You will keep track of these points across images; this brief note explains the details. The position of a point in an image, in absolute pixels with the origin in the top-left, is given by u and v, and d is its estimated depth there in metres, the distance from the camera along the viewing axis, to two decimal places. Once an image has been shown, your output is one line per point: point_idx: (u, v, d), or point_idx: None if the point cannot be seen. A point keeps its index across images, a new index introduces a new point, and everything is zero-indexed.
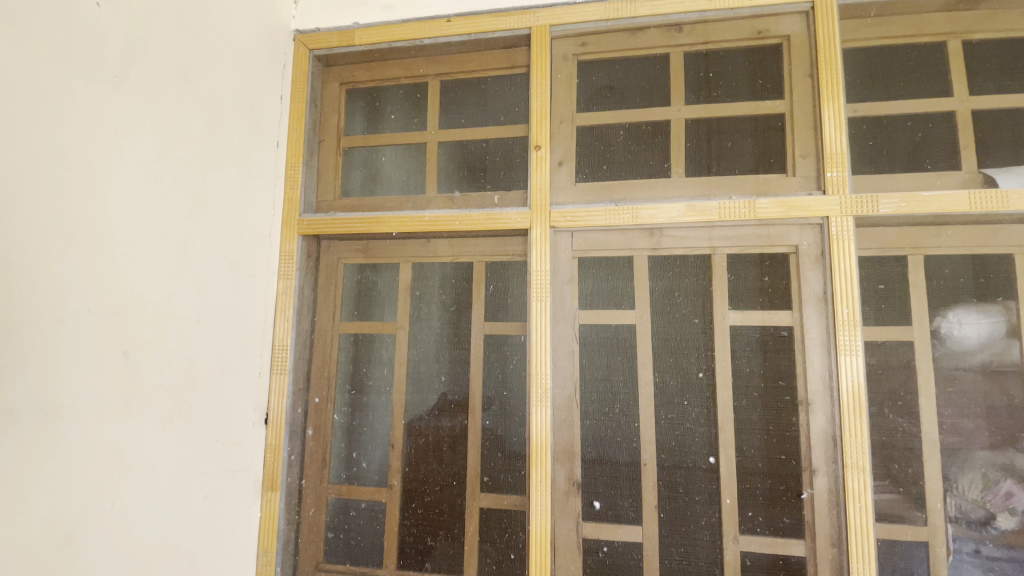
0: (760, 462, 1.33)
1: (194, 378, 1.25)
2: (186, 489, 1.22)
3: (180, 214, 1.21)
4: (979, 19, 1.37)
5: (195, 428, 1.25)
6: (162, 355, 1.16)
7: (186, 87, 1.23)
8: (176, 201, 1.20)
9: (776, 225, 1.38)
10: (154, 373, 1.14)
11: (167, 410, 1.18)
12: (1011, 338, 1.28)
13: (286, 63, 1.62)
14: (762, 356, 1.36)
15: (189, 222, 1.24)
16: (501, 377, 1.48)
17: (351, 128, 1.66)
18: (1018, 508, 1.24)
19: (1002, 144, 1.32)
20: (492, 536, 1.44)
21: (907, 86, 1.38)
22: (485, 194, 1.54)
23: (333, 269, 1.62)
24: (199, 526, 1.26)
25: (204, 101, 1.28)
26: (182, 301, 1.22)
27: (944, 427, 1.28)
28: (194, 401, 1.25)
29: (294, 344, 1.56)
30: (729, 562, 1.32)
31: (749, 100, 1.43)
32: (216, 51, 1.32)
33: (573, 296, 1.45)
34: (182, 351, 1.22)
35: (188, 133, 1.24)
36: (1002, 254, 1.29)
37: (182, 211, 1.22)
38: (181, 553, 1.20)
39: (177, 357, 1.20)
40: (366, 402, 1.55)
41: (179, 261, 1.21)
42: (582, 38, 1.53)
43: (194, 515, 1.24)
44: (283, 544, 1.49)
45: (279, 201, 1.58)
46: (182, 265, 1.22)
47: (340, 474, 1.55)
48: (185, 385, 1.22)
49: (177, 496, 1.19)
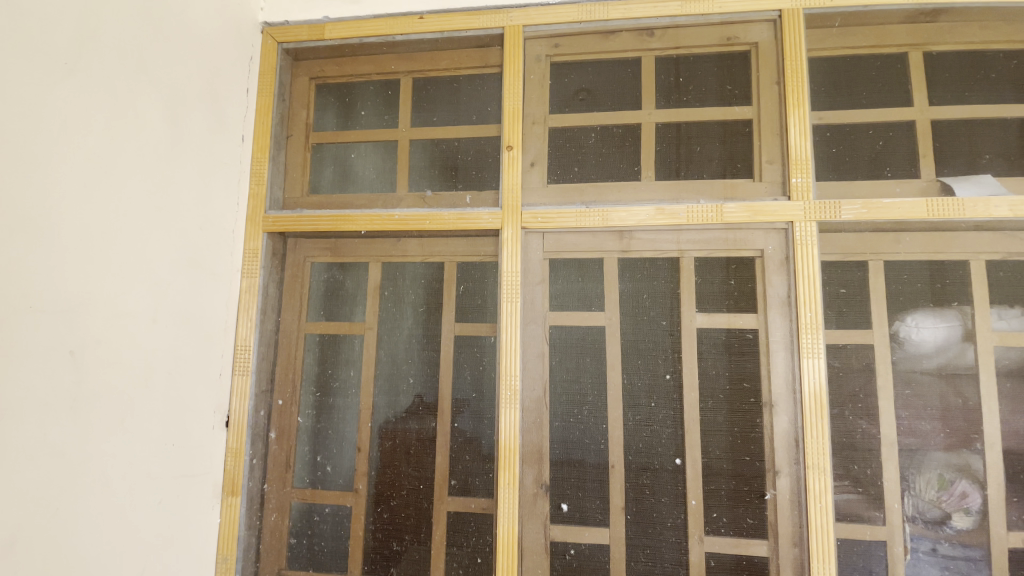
0: (724, 462, 1.35)
1: (148, 378, 1.20)
2: (136, 494, 1.17)
3: (136, 208, 1.17)
4: (938, 32, 1.42)
5: (149, 430, 1.20)
6: (113, 355, 1.12)
7: (144, 76, 1.19)
8: (131, 196, 1.16)
9: (743, 229, 1.39)
10: (105, 373, 1.10)
11: (118, 411, 1.13)
12: (966, 342, 1.31)
13: (253, 56, 1.58)
14: (727, 358, 1.37)
15: (146, 217, 1.20)
16: (470, 379, 1.47)
17: (321, 124, 1.63)
18: (972, 507, 1.28)
19: (957, 154, 1.37)
20: (458, 539, 1.42)
21: (869, 95, 1.41)
22: (456, 194, 1.52)
23: (299, 267, 1.58)
24: (151, 534, 1.21)
25: (163, 92, 1.24)
26: (137, 299, 1.18)
27: (901, 428, 1.31)
28: (148, 403, 1.21)
29: (258, 344, 1.52)
30: (694, 563, 1.33)
31: (718, 105, 1.45)
32: (178, 42, 1.29)
33: (543, 297, 1.45)
34: (135, 349, 1.17)
35: (145, 124, 1.20)
36: (957, 260, 1.33)
37: (137, 205, 1.17)
38: (132, 560, 1.15)
39: (129, 357, 1.16)
40: (333, 404, 1.52)
41: (135, 257, 1.17)
42: (555, 39, 1.53)
43: (146, 522, 1.19)
44: (243, 551, 1.45)
45: (243, 196, 1.54)
46: (138, 262, 1.17)
47: (304, 478, 1.50)
48: (139, 386, 1.18)
49: (127, 502, 1.14)
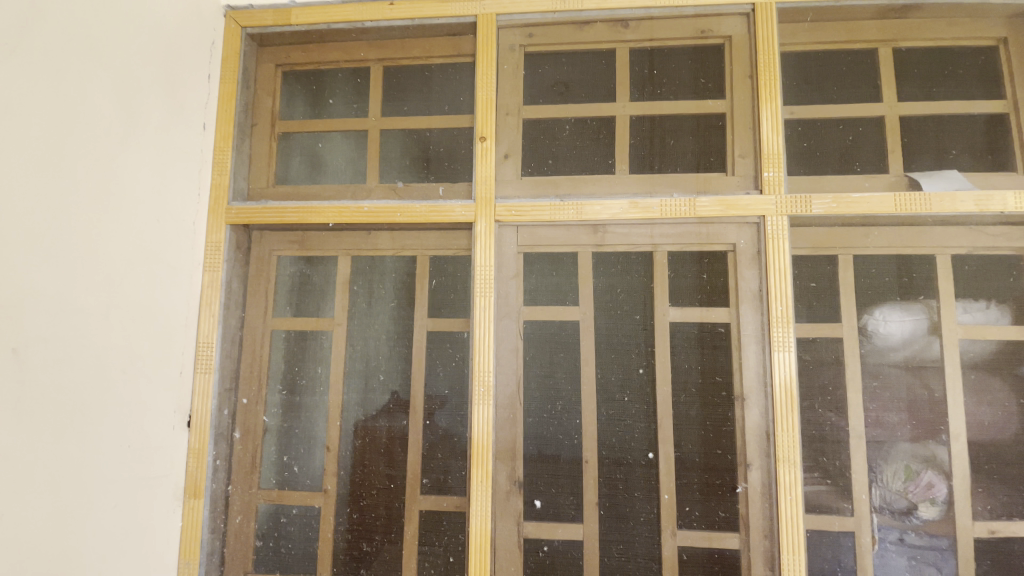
0: (696, 456, 1.35)
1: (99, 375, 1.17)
2: (88, 495, 1.13)
3: (83, 199, 1.14)
4: (907, 28, 1.43)
5: (101, 429, 1.17)
6: (60, 352, 1.09)
7: (94, 64, 1.16)
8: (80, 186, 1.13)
9: (715, 223, 1.39)
10: (52, 369, 1.07)
11: (67, 410, 1.10)
12: (931, 335, 1.34)
13: (215, 41, 1.52)
14: (699, 352, 1.37)
15: (96, 208, 1.16)
16: (443, 375, 1.44)
17: (288, 113, 1.57)
18: (938, 497, 1.30)
19: (925, 149, 1.38)
20: (431, 538, 1.39)
21: (840, 90, 1.42)
22: (429, 186, 1.48)
23: (265, 261, 1.52)
24: (105, 537, 1.17)
25: (116, 80, 1.21)
26: (88, 295, 1.14)
27: (869, 420, 1.33)
28: (101, 400, 1.17)
29: (221, 342, 1.46)
30: (666, 558, 1.33)
31: (692, 99, 1.44)
32: (133, 28, 1.25)
33: (517, 291, 1.43)
34: (85, 346, 1.13)
35: (96, 113, 1.17)
36: (924, 255, 1.35)
37: (85, 195, 1.14)
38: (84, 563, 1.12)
39: (79, 354, 1.12)
40: (300, 403, 1.47)
41: (85, 251, 1.14)
42: (529, 29, 1.50)
43: (100, 524, 1.16)
44: (207, 555, 1.40)
45: (204, 187, 1.48)
46: (89, 255, 1.14)
47: (270, 478, 1.46)
48: (89, 384, 1.14)
49: (77, 503, 1.11)
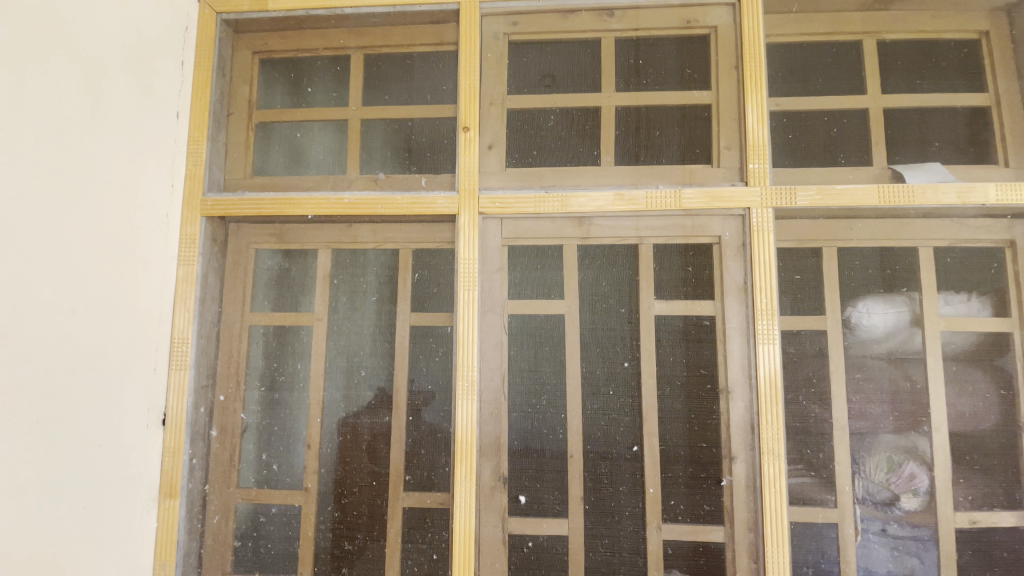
0: (681, 449, 1.34)
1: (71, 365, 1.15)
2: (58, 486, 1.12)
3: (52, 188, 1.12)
4: (892, 20, 1.43)
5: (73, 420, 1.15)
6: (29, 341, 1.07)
7: (64, 50, 1.15)
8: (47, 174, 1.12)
9: (700, 215, 1.38)
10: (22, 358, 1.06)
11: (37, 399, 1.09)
12: (914, 327, 1.34)
13: (189, 28, 1.48)
14: (684, 345, 1.36)
15: (65, 197, 1.15)
16: (426, 370, 1.41)
17: (265, 102, 1.53)
18: (919, 488, 1.31)
19: (908, 141, 1.39)
20: (415, 536, 1.37)
21: (825, 81, 1.42)
22: (411, 177, 1.45)
23: (242, 254, 1.47)
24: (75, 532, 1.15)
25: (84, 65, 1.19)
26: (57, 284, 1.13)
27: (852, 412, 1.33)
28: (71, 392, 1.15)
29: (196, 337, 1.42)
30: (652, 552, 1.32)
31: (678, 89, 1.43)
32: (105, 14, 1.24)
33: (501, 285, 1.41)
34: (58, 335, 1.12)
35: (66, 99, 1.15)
36: (907, 247, 1.36)
37: (54, 184, 1.13)
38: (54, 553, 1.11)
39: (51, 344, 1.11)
40: (280, 399, 1.44)
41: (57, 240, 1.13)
42: (512, 17, 1.47)
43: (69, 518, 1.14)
44: (184, 556, 1.36)
45: (178, 177, 1.43)
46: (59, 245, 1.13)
47: (249, 477, 1.42)
48: (62, 374, 1.13)
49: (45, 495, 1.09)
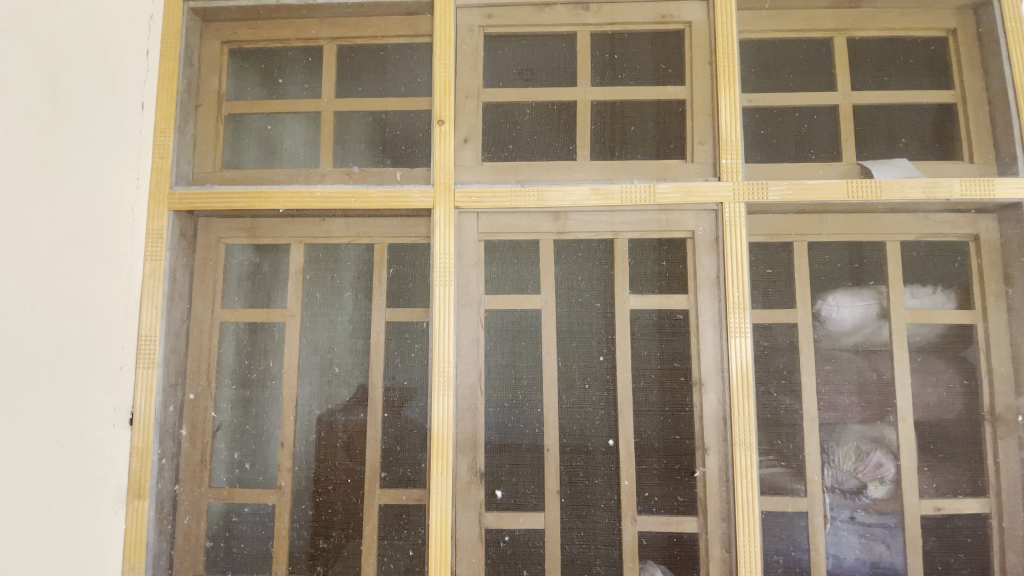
0: (656, 442, 1.35)
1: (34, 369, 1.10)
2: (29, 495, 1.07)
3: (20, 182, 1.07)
4: (862, 17, 1.45)
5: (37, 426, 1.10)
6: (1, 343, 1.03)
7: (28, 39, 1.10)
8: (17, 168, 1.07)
9: (674, 211, 1.39)
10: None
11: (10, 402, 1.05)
12: (881, 320, 1.37)
13: (153, 15, 1.43)
14: (659, 339, 1.37)
15: (33, 192, 1.10)
16: (403, 366, 1.40)
17: (235, 93, 1.49)
18: (886, 477, 1.34)
19: (876, 138, 1.42)
20: (391, 533, 1.37)
21: (796, 78, 1.44)
22: (385, 170, 1.44)
23: (212, 249, 1.45)
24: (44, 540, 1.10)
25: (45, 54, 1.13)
26: (23, 281, 1.08)
27: (821, 403, 1.36)
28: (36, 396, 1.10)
29: (164, 334, 1.38)
30: (627, 544, 1.34)
31: (652, 84, 1.44)
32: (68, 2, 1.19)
33: (478, 280, 1.40)
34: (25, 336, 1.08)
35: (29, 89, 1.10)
36: (874, 242, 1.39)
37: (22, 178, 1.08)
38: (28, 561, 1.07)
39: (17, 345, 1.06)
40: (252, 397, 1.41)
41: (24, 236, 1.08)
42: (488, 10, 1.46)
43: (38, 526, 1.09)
44: (153, 558, 1.33)
45: (144, 170, 1.39)
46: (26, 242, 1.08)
47: (221, 477, 1.40)
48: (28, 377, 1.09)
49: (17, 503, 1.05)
